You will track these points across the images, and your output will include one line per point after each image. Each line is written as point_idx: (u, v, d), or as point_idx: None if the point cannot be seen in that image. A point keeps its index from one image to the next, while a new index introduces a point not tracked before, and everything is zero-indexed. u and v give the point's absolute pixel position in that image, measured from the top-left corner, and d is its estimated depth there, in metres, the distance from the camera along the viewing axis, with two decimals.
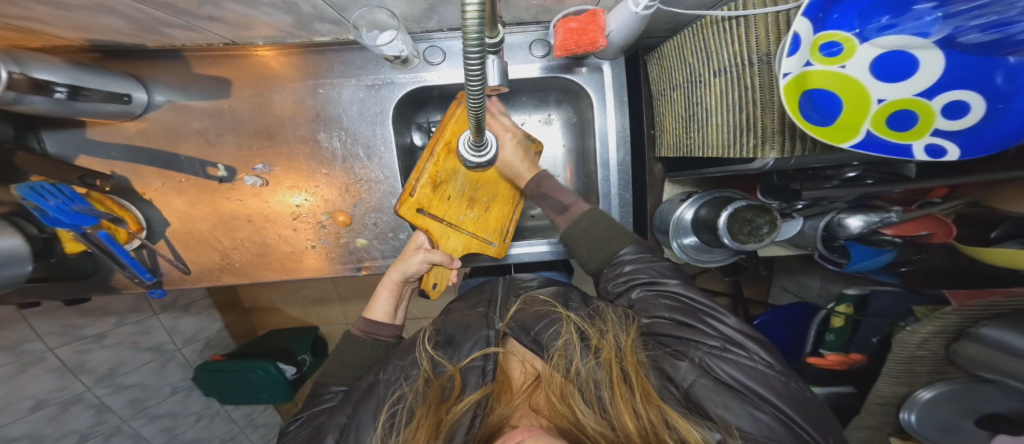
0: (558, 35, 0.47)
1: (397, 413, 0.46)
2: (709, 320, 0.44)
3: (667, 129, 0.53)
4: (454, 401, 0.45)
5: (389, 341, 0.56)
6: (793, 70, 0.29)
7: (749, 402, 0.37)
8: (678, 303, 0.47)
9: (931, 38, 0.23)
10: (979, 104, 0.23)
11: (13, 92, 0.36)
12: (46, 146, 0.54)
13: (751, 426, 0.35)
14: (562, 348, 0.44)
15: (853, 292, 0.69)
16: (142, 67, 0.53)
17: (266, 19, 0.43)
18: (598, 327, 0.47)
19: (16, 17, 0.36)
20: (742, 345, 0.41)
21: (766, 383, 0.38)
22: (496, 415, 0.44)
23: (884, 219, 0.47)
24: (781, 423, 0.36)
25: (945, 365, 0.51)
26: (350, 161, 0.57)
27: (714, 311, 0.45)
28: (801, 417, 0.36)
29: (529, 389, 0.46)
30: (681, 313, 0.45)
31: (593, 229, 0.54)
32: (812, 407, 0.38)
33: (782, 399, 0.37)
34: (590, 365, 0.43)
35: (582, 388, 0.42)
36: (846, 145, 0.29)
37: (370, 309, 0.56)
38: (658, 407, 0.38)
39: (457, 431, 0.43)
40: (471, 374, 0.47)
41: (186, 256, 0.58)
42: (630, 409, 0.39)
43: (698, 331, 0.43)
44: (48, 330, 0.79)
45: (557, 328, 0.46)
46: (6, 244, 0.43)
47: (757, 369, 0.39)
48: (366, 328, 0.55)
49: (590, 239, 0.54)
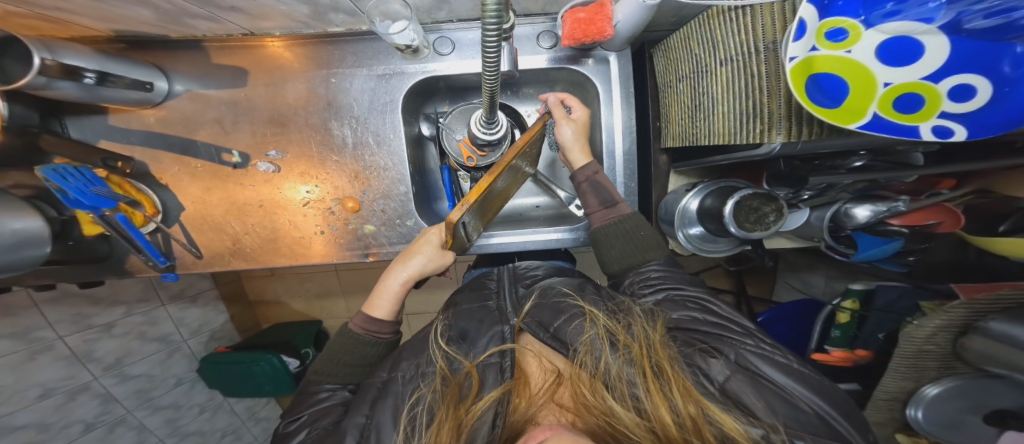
0: (566, 25, 0.48)
1: (417, 416, 0.44)
2: (739, 321, 0.44)
3: (672, 119, 0.54)
4: (472, 400, 0.43)
5: (388, 337, 0.53)
6: (799, 54, 0.29)
7: (789, 399, 0.36)
8: (707, 307, 0.47)
9: (935, 23, 0.24)
10: (984, 88, 0.23)
11: (44, 77, 0.37)
12: (69, 132, 0.55)
13: (793, 422, 0.35)
14: (588, 345, 0.42)
15: (858, 287, 0.67)
16: (161, 56, 0.54)
17: (284, 9, 0.44)
18: (624, 322, 0.45)
19: (50, 7, 0.37)
20: (774, 344, 0.41)
21: (804, 381, 0.38)
22: (519, 416, 0.41)
23: (891, 208, 0.47)
24: (823, 419, 0.35)
25: (952, 360, 0.50)
26: (360, 149, 0.58)
27: (737, 316, 0.45)
28: (841, 415, 0.36)
29: (550, 387, 0.43)
30: (713, 315, 0.46)
31: (633, 232, 0.54)
32: (847, 405, 0.38)
33: (823, 397, 0.37)
34: (620, 362, 0.41)
35: (612, 383, 0.40)
36: (851, 127, 0.29)
37: (372, 306, 0.53)
38: (697, 403, 0.36)
39: (479, 430, 0.40)
40: (488, 371, 0.44)
41: (198, 241, 0.59)
42: (664, 402, 0.37)
43: (732, 331, 0.43)
44: (59, 318, 0.80)
45: (579, 324, 0.44)
46: (26, 225, 0.44)
47: (793, 367, 0.39)
48: (366, 325, 0.52)
49: (625, 241, 0.54)
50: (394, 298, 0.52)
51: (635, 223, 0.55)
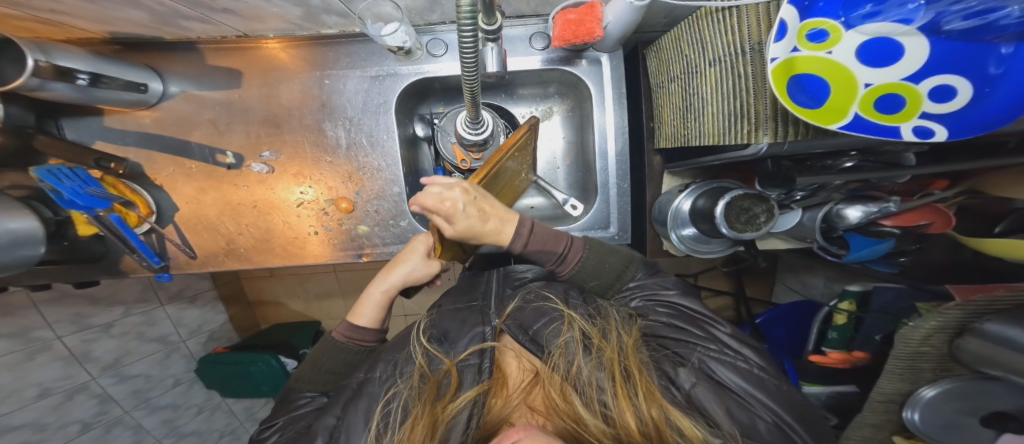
0: (557, 25, 0.48)
1: (391, 412, 0.44)
2: (707, 326, 0.43)
3: (665, 120, 0.54)
4: (449, 398, 0.43)
5: (370, 345, 0.52)
6: (780, 55, 0.29)
7: (746, 406, 0.36)
8: (677, 312, 0.46)
9: (914, 24, 0.24)
10: (965, 89, 0.24)
11: (37, 79, 0.37)
12: (65, 133, 0.56)
13: (749, 431, 0.35)
14: (562, 347, 0.42)
15: (855, 289, 0.68)
16: (158, 58, 0.55)
17: (276, 11, 0.44)
18: (601, 327, 0.44)
19: (45, 10, 0.38)
20: (738, 349, 0.40)
21: (761, 386, 0.37)
22: (494, 416, 0.42)
23: (882, 209, 0.48)
24: (779, 427, 0.35)
25: (948, 361, 0.50)
26: (353, 149, 0.59)
27: (711, 320, 0.43)
28: (801, 425, 0.36)
29: (527, 387, 0.43)
30: (679, 319, 0.44)
31: (601, 264, 0.48)
32: (805, 410, 0.38)
33: (782, 405, 0.37)
34: (591, 366, 0.41)
35: (583, 388, 0.40)
36: (834, 127, 0.29)
37: (356, 313, 0.53)
38: (660, 407, 0.37)
39: (454, 429, 0.41)
40: (466, 371, 0.44)
41: (193, 241, 0.60)
42: (630, 404, 0.38)
43: (696, 335, 0.42)
44: (57, 318, 0.81)
45: (557, 327, 0.44)
46: (22, 225, 0.44)
47: (753, 372, 0.38)
48: (350, 333, 0.51)
49: (596, 276, 0.48)
50: (378, 306, 0.52)
51: (599, 255, 0.47)
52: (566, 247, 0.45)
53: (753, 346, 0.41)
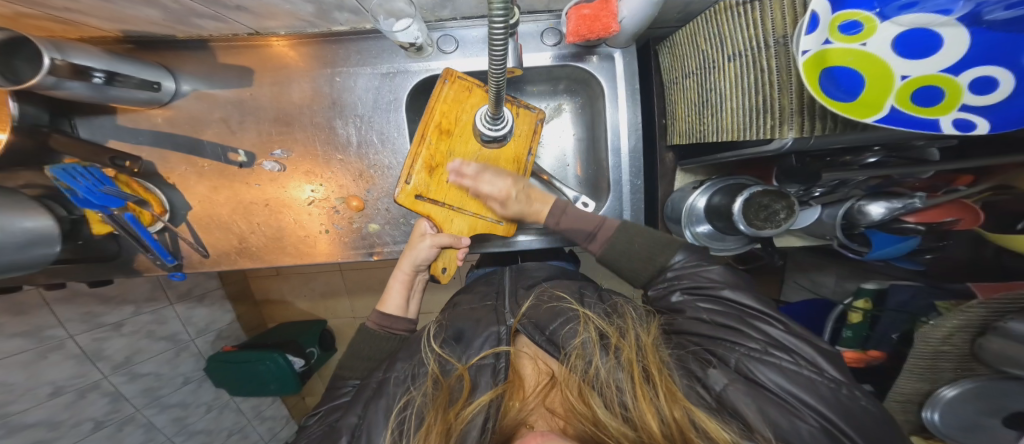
0: (570, 21, 0.47)
1: (406, 419, 0.43)
2: (761, 325, 0.40)
3: (679, 117, 0.53)
4: (463, 404, 0.42)
5: (404, 334, 0.54)
6: (812, 47, 0.28)
7: (790, 410, 0.34)
8: (722, 307, 0.43)
9: (953, 15, 0.23)
10: (1008, 79, 0.23)
11: (53, 77, 0.37)
12: (79, 132, 0.56)
13: (791, 434, 0.33)
14: (579, 348, 0.41)
15: (871, 286, 0.66)
16: (171, 57, 0.55)
17: (289, 8, 0.44)
18: (618, 326, 0.44)
19: (60, 7, 0.37)
20: (790, 350, 0.37)
21: (813, 391, 0.34)
22: (510, 420, 0.41)
23: (907, 205, 0.47)
24: (830, 433, 0.32)
25: (970, 361, 0.48)
26: (364, 148, 0.58)
27: (762, 315, 0.40)
28: (857, 432, 0.32)
29: (543, 390, 0.43)
30: (722, 316, 0.42)
31: (630, 246, 0.49)
32: (871, 421, 0.33)
33: (838, 412, 0.33)
34: (610, 366, 0.40)
35: (602, 390, 0.39)
36: (870, 121, 0.28)
37: (384, 303, 0.55)
38: (683, 408, 0.36)
39: (470, 433, 0.40)
40: (483, 372, 0.44)
41: (205, 240, 0.60)
42: (653, 409, 0.36)
43: (738, 334, 0.40)
44: (69, 317, 0.81)
45: (573, 327, 0.43)
46: (37, 224, 0.44)
47: (803, 375, 0.35)
48: (382, 322, 0.53)
49: (627, 258, 0.50)
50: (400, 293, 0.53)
51: (630, 233, 0.50)
52: (598, 225, 0.51)
53: (813, 342, 0.37)
